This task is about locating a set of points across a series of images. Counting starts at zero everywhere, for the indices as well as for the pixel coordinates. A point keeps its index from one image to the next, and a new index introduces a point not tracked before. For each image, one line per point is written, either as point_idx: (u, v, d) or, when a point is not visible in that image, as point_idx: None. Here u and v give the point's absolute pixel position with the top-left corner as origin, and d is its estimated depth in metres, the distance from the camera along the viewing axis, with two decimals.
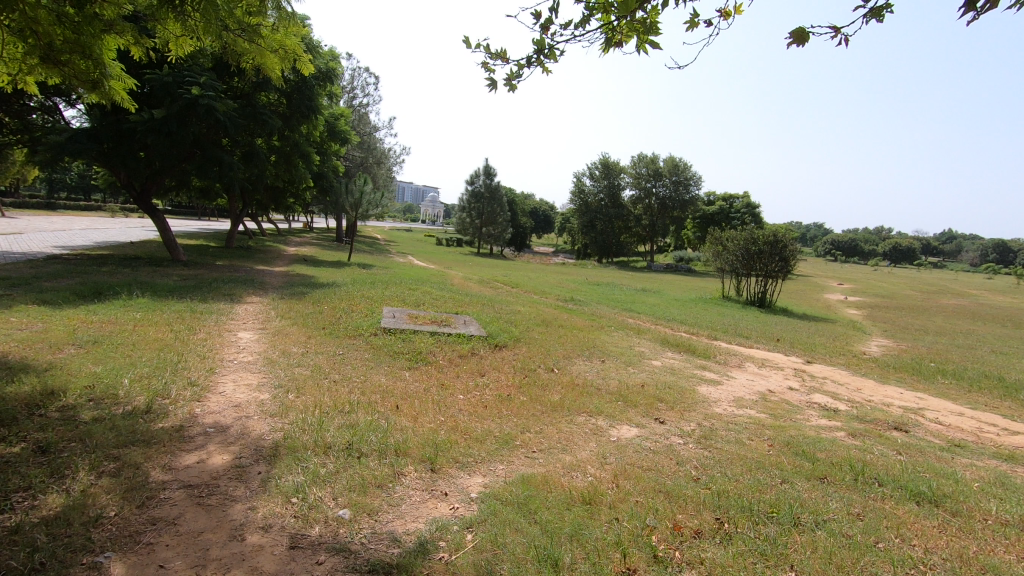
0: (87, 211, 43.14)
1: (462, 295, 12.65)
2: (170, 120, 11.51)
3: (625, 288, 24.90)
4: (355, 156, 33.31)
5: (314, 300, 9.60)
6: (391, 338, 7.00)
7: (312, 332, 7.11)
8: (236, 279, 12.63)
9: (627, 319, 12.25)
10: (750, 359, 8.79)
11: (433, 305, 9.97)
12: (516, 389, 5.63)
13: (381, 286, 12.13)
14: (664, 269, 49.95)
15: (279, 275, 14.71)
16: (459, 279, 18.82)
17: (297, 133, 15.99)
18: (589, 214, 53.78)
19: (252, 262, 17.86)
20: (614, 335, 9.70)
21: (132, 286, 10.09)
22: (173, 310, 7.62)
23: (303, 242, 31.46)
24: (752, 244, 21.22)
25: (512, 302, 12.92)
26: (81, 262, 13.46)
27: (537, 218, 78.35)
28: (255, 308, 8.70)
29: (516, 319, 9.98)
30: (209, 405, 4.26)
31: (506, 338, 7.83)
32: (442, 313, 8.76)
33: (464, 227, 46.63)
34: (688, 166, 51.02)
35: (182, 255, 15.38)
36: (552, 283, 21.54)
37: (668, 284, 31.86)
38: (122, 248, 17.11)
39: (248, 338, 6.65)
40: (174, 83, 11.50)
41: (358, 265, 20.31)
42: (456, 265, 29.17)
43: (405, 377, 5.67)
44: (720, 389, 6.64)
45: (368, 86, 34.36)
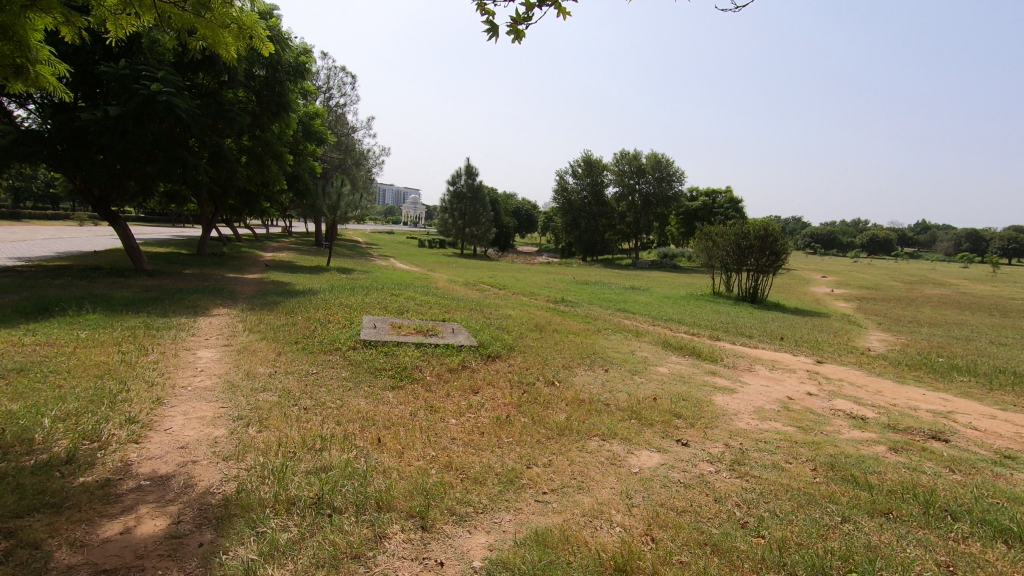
0: (55, 220, 41.77)
1: (447, 299, 11.93)
2: (126, 118, 10.57)
3: (614, 287, 24.37)
4: (332, 157, 32.35)
5: (288, 310, 8.82)
6: (372, 353, 6.27)
7: (283, 348, 6.35)
8: (204, 289, 11.76)
9: (623, 320, 11.64)
10: (759, 362, 8.22)
11: (417, 312, 9.28)
12: (515, 410, 4.95)
13: (362, 293, 11.36)
14: (650, 266, 49.69)
15: (252, 283, 13.85)
16: (444, 282, 18.06)
17: (268, 133, 15.10)
18: (573, 212, 53.29)
19: (224, 270, 16.92)
20: (612, 339, 9.09)
21: (86, 299, 9.22)
22: (125, 327, 6.81)
23: (281, 247, 30.47)
24: (742, 239, 20.79)
25: (502, 306, 12.24)
26: (35, 274, 12.47)
27: (520, 217, 77.84)
28: (221, 321, 7.90)
29: (508, 324, 9.31)
30: (148, 448, 3.50)
31: (499, 348, 7.15)
32: (428, 322, 8.05)
33: (446, 228, 45.85)
34: (670, 163, 50.83)
35: (147, 264, 14.41)
36: (540, 284, 20.87)
37: (656, 281, 31.45)
38: (83, 258, 16.06)
39: (209, 357, 5.87)
40: (131, 77, 10.57)
41: (338, 270, 19.44)
42: (441, 267, 28.36)
43: (388, 399, 4.96)
44: (737, 399, 6.04)
45: (345, 86, 33.40)
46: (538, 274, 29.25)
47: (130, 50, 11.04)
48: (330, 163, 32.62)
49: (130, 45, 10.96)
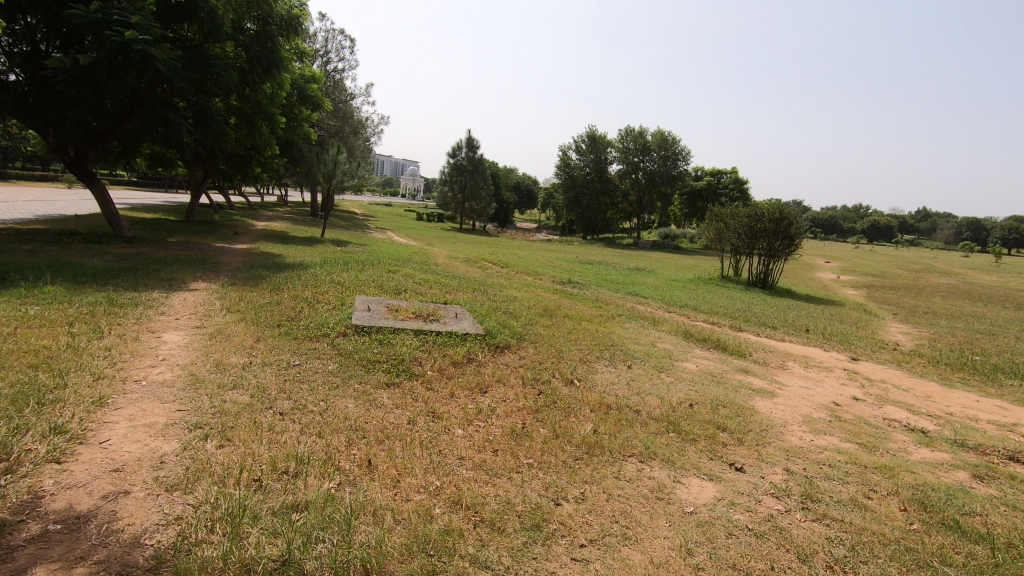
0: (44, 182, 40.60)
1: (447, 278, 11.09)
2: (98, 69, 9.56)
3: (619, 267, 23.56)
4: (329, 124, 31.11)
5: (273, 286, 8.00)
6: (365, 341, 5.48)
7: (263, 333, 5.56)
8: (186, 259, 10.90)
9: (636, 305, 10.85)
10: (791, 358, 7.48)
11: (416, 292, 8.46)
12: (532, 418, 4.19)
13: (356, 269, 10.54)
14: (652, 247, 48.84)
15: (239, 253, 13.00)
16: (443, 258, 17.22)
17: (259, 93, 13.99)
18: (575, 188, 52.11)
19: (211, 239, 16.01)
20: (628, 328, 8.32)
21: (50, 267, 8.36)
22: (84, 303, 5.98)
23: (275, 217, 29.46)
24: (756, 222, 19.89)
25: (506, 286, 11.44)
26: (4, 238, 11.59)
27: (520, 193, 76.68)
28: (199, 297, 7.08)
29: (515, 308, 8.51)
30: (70, 472, 2.71)
31: (508, 337, 6.37)
32: (428, 305, 7.26)
33: (446, 202, 44.76)
34: (677, 141, 49.54)
35: (128, 230, 13.51)
36: (543, 263, 20.01)
37: (660, 262, 30.61)
38: (62, 222, 15.13)
39: (176, 343, 5.05)
40: (102, 22, 9.48)
41: (333, 243, 18.54)
42: (440, 242, 27.43)
43: (382, 401, 4.18)
44: (780, 405, 5.30)
45: (343, 50, 31.94)
46: (540, 252, 28.37)
47: None
48: (326, 130, 31.37)
49: None
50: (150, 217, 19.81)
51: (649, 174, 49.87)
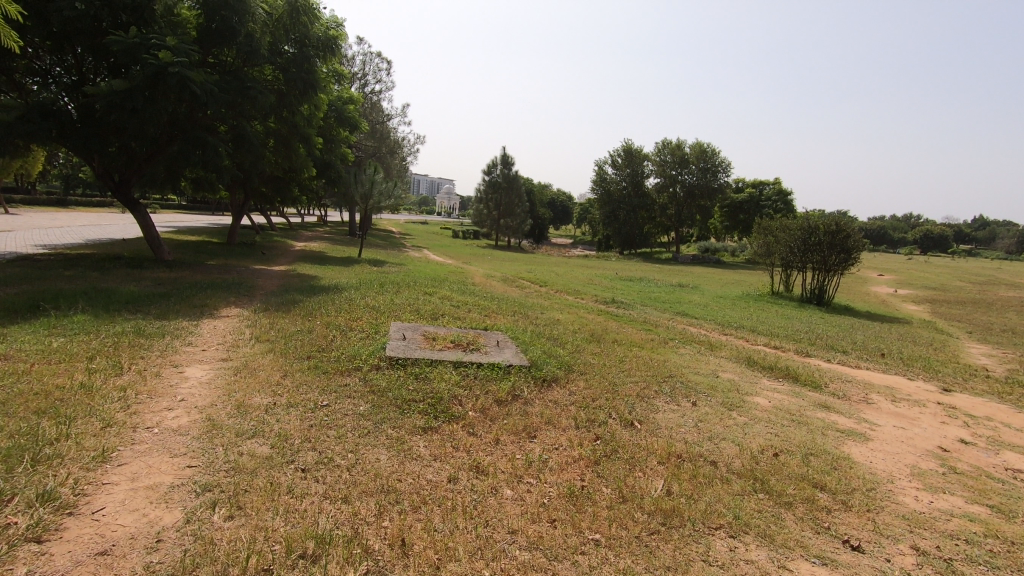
0: (99, 208, 42.49)
1: (485, 299, 10.60)
2: (137, 93, 9.66)
3: (661, 284, 22.68)
4: (366, 145, 31.43)
5: (306, 312, 7.65)
6: (399, 376, 4.98)
7: (291, 367, 5.13)
8: (221, 282, 10.76)
9: (687, 327, 10.10)
10: (873, 390, 6.61)
11: (453, 316, 7.97)
12: (591, 473, 3.58)
13: (392, 291, 10.17)
14: (692, 261, 47.45)
15: (276, 275, 12.89)
16: (480, 278, 16.81)
17: (297, 115, 14.00)
18: (612, 203, 51.32)
19: (250, 261, 16.04)
20: (684, 355, 7.60)
21: (86, 294, 8.24)
22: (110, 334, 5.71)
23: (314, 237, 29.76)
24: (809, 235, 18.76)
25: (547, 308, 10.87)
26: (50, 264, 11.75)
27: (555, 209, 76.29)
28: (229, 325, 6.78)
29: (559, 333, 7.92)
30: (48, 558, 2.26)
31: (555, 369, 5.78)
32: (466, 331, 6.75)
33: (481, 220, 44.67)
34: (716, 152, 48.28)
35: (168, 254, 13.59)
36: (582, 281, 19.36)
37: (704, 278, 29.46)
38: (108, 247, 15.41)
39: (198, 380, 4.67)
40: (140, 47, 9.62)
41: (369, 263, 18.37)
42: (477, 260, 27.10)
43: (418, 452, 3.65)
44: (879, 452, 4.52)
45: (380, 72, 32.37)
46: (578, 269, 27.70)
47: (142, 17, 9.98)
48: (364, 150, 31.71)
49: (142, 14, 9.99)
50: (192, 240, 20.14)
51: (687, 187, 48.68)
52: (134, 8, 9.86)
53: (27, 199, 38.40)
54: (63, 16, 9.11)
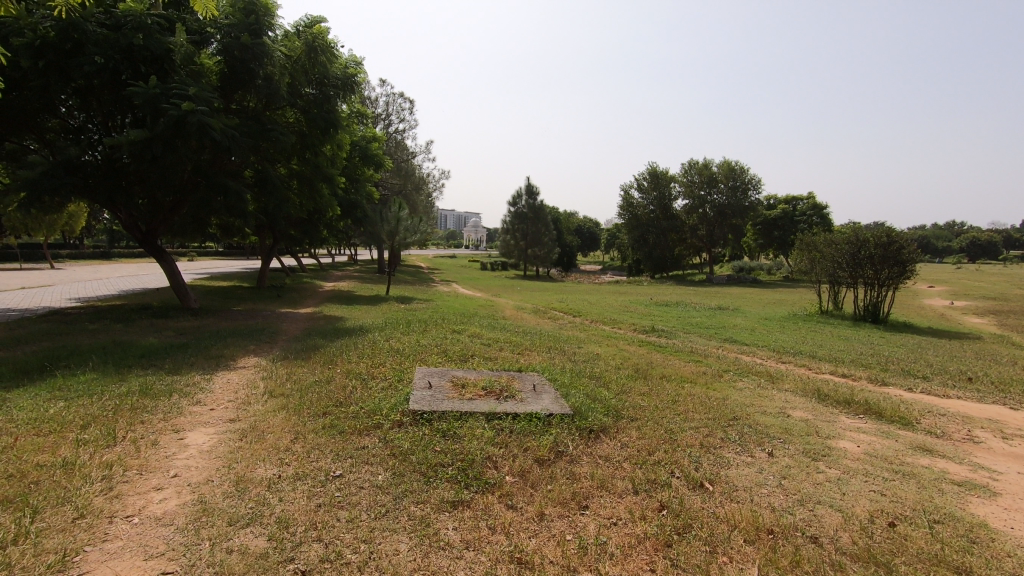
0: (139, 258, 43.91)
1: (517, 335, 9.97)
2: (157, 141, 9.58)
3: (699, 307, 21.66)
4: (391, 183, 31.65)
5: (326, 359, 7.14)
6: (423, 435, 4.34)
7: (303, 427, 4.55)
8: (245, 329, 10.42)
9: (740, 356, 9.22)
10: (978, 426, 5.63)
11: (485, 357, 7.35)
12: (665, 564, 2.84)
13: (419, 330, 9.62)
14: (728, 282, 45.99)
15: (302, 318, 12.56)
16: (511, 311, 16.18)
17: (319, 155, 13.89)
18: (640, 227, 50.46)
19: (277, 304, 15.83)
20: (743, 390, 6.76)
21: (103, 349, 7.95)
22: (114, 396, 5.27)
23: (343, 277, 29.79)
24: (858, 249, 17.60)
25: (584, 341, 10.16)
26: (78, 317, 11.66)
27: (582, 236, 75.72)
28: (244, 379, 6.29)
29: (600, 369, 7.21)
30: None
31: (602, 416, 5.05)
32: (499, 375, 6.09)
33: (508, 251, 44.37)
34: (745, 170, 47.26)
35: (195, 301, 13.44)
36: (617, 308, 18.57)
37: (745, 299, 28.18)
38: (138, 297, 15.44)
39: (199, 448, 4.13)
40: (161, 96, 9.49)
41: (397, 300, 17.99)
42: (506, 292, 26.52)
43: (448, 539, 2.98)
44: (1018, 512, 3.64)
45: (403, 111, 32.82)
46: (610, 296, 26.86)
47: (162, 67, 9.99)
48: (390, 188, 31.95)
49: (163, 63, 9.96)
50: (222, 286, 20.21)
51: (717, 206, 47.55)
52: (153, 58, 9.89)
53: (73, 253, 39.97)
54: (84, 71, 9.15)
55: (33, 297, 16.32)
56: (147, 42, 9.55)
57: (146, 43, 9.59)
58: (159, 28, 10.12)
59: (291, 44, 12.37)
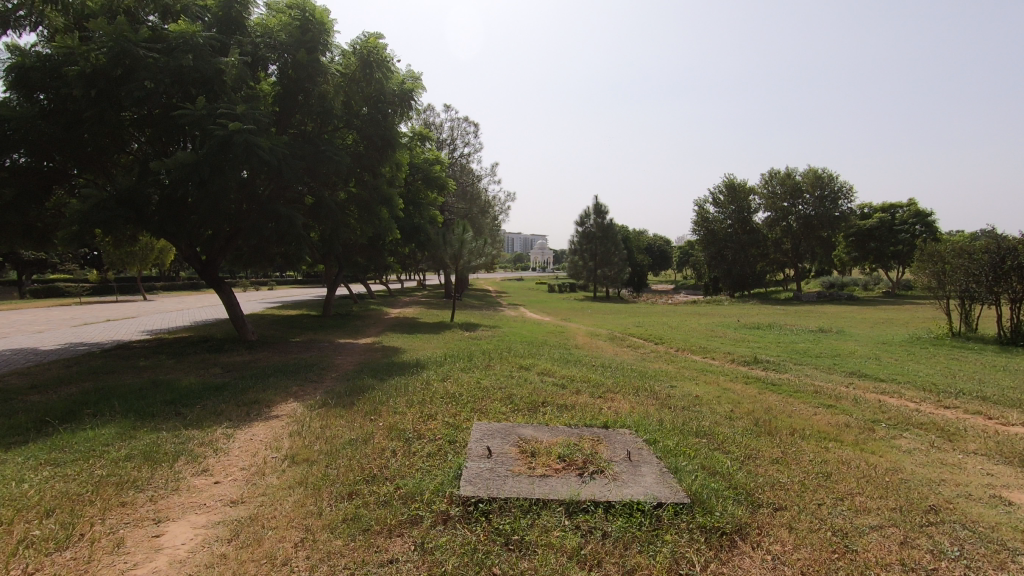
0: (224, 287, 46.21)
1: (594, 370, 8.48)
2: (203, 166, 9.05)
3: (798, 330, 19.22)
4: (457, 207, 31.21)
5: (370, 407, 5.99)
6: (479, 543, 3.00)
7: (318, 521, 3.33)
8: (297, 364, 9.61)
9: (884, 398, 7.26)
10: None
11: (559, 405, 5.93)
12: None
13: (481, 366, 8.38)
14: (819, 300, 42.05)
15: (360, 351, 11.73)
16: (585, 338, 14.68)
17: (377, 176, 13.17)
18: (718, 243, 47.49)
19: (338, 334, 15.20)
20: (916, 455, 4.93)
21: (139, 390, 7.26)
22: (107, 464, 4.30)
23: (410, 302, 29.43)
24: (998, 260, 14.79)
25: (675, 377, 8.53)
26: (138, 352, 11.37)
27: (653, 254, 72.88)
28: (271, 435, 5.21)
29: (708, 421, 5.62)
30: None
31: (736, 508, 3.50)
32: (580, 434, 4.65)
33: (577, 272, 42.86)
34: (834, 177, 43.48)
35: (253, 333, 12.96)
36: (705, 333, 16.61)
37: (848, 320, 25.05)
38: (204, 329, 15.29)
39: (170, 555, 2.99)
40: (208, 118, 8.96)
41: (462, 328, 16.99)
42: (578, 316, 24.98)
43: None
44: None
45: (468, 135, 32.53)
46: (693, 318, 24.69)
47: (212, 90, 9.54)
48: (455, 212, 31.48)
49: (213, 84, 9.50)
50: (290, 316, 20.06)
51: (804, 217, 43.84)
52: (204, 81, 9.46)
53: (167, 284, 42.57)
54: (134, 96, 8.79)
55: (111, 330, 16.61)
56: (197, 64, 9.13)
57: (196, 64, 9.17)
58: (212, 50, 9.69)
59: (348, 62, 11.81)
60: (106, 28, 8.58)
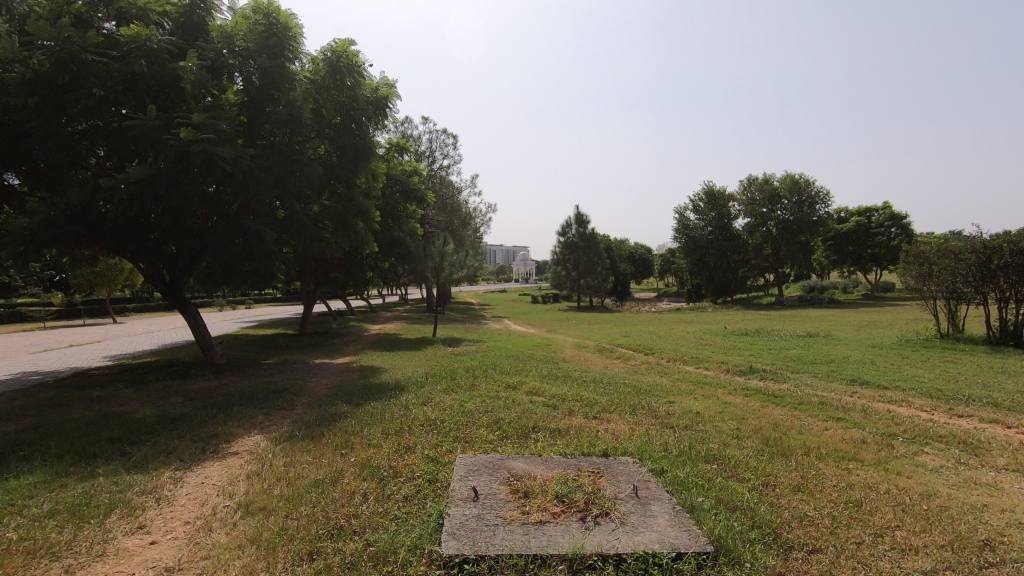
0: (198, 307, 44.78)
1: (585, 387, 7.95)
2: (159, 178, 8.39)
3: (786, 335, 18.96)
4: (437, 219, 30.66)
5: (342, 439, 5.36)
6: None
7: None
8: (266, 389, 8.91)
9: (893, 408, 6.84)
10: None
11: (551, 429, 5.37)
12: None
13: (465, 386, 7.79)
14: (801, 304, 42.24)
15: (336, 372, 11.06)
16: (572, 350, 14.18)
17: (352, 187, 12.57)
18: (699, 250, 47.59)
19: (314, 354, 14.46)
20: (947, 476, 4.48)
21: (84, 426, 6.52)
22: (21, 524, 3.64)
23: (391, 318, 28.65)
24: (984, 260, 14.68)
25: (671, 391, 8.04)
26: (94, 380, 10.54)
27: (635, 262, 72.97)
28: (225, 477, 4.56)
29: (716, 443, 5.11)
30: None
31: (768, 558, 2.98)
32: (577, 466, 4.10)
33: (561, 282, 42.50)
34: (811, 182, 43.96)
35: (221, 356, 12.17)
36: (693, 342, 16.23)
37: (833, 323, 24.94)
38: (171, 352, 14.44)
39: None
40: (163, 128, 8.32)
41: (444, 343, 16.36)
42: (564, 327, 24.48)
43: None
44: None
45: (446, 147, 32.09)
46: (679, 325, 24.39)
47: (169, 98, 8.90)
48: (436, 225, 30.92)
49: (169, 91, 8.87)
50: (265, 336, 19.21)
51: (783, 222, 44.16)
52: (160, 88, 8.85)
53: (138, 305, 41.15)
54: (81, 105, 8.13)
55: (70, 357, 15.62)
56: (151, 69, 8.51)
57: (150, 70, 8.54)
58: (169, 55, 9.10)
59: (317, 68, 11.28)
60: (50, 31, 7.94)
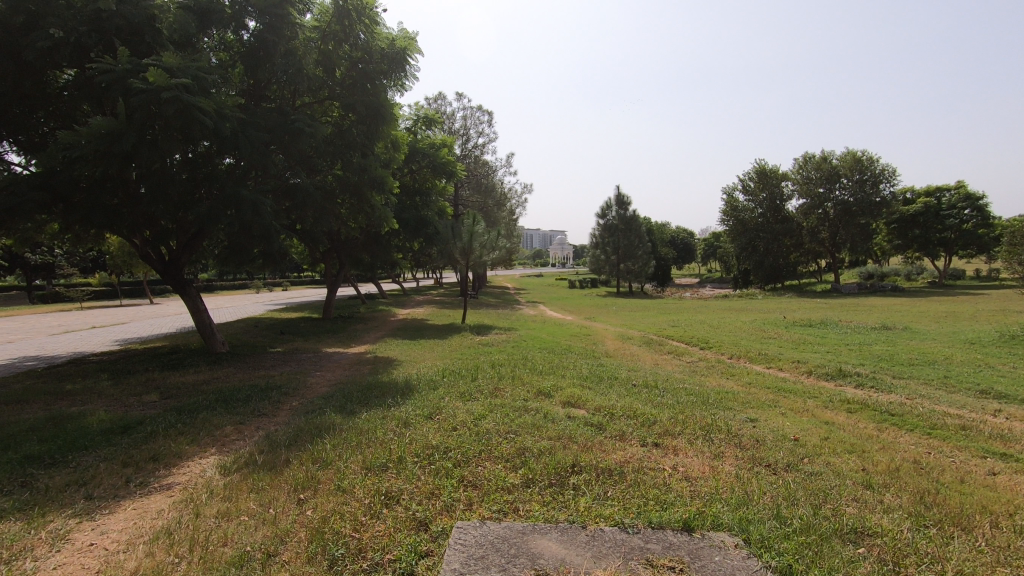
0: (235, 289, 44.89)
1: (637, 395, 6.33)
2: (128, 133, 7.10)
3: (858, 327, 16.73)
4: (469, 199, 29.25)
5: (308, 471, 3.90)
6: None
7: None
8: (257, 386, 7.62)
9: None
10: None
11: (599, 470, 3.74)
12: None
13: (485, 390, 6.31)
14: (861, 291, 39.09)
15: (347, 364, 9.74)
16: (614, 342, 12.53)
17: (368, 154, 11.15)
18: (748, 234, 44.69)
19: (331, 341, 13.23)
20: None
21: (17, 432, 5.31)
22: None
23: (422, 302, 27.44)
24: None
25: (746, 402, 6.34)
26: (83, 369, 9.52)
27: (677, 247, 69.88)
28: (126, 536, 3.16)
29: (848, 501, 3.41)
30: None
31: None
32: (651, 561, 2.47)
33: (599, 267, 40.53)
34: (875, 160, 40.39)
35: (223, 345, 10.98)
36: (753, 334, 14.32)
37: (909, 314, 22.29)
38: (182, 338, 13.47)
39: None
40: (132, 74, 7.02)
41: (473, 331, 14.94)
42: (604, 315, 22.72)
43: None
44: None
45: (480, 123, 30.50)
46: (731, 314, 22.29)
47: (144, 43, 7.63)
48: (468, 206, 29.52)
49: (142, 35, 7.59)
50: (286, 320, 18.23)
51: (842, 204, 40.49)
52: (134, 31, 7.59)
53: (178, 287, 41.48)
54: (37, 49, 6.88)
55: (83, 341, 14.88)
56: (120, 7, 7.26)
57: (119, 8, 7.29)
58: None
59: (326, 18, 9.97)
60: None
